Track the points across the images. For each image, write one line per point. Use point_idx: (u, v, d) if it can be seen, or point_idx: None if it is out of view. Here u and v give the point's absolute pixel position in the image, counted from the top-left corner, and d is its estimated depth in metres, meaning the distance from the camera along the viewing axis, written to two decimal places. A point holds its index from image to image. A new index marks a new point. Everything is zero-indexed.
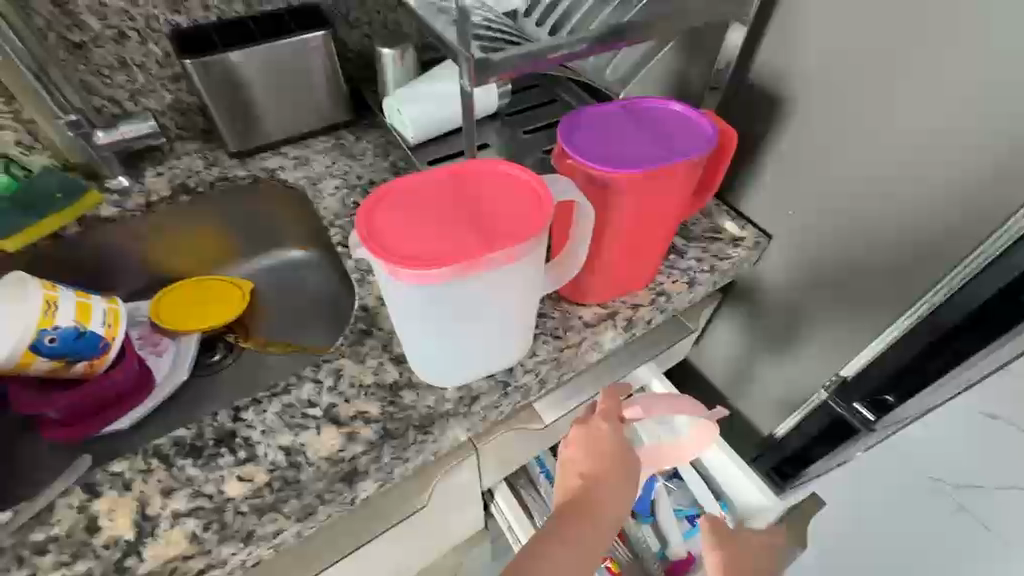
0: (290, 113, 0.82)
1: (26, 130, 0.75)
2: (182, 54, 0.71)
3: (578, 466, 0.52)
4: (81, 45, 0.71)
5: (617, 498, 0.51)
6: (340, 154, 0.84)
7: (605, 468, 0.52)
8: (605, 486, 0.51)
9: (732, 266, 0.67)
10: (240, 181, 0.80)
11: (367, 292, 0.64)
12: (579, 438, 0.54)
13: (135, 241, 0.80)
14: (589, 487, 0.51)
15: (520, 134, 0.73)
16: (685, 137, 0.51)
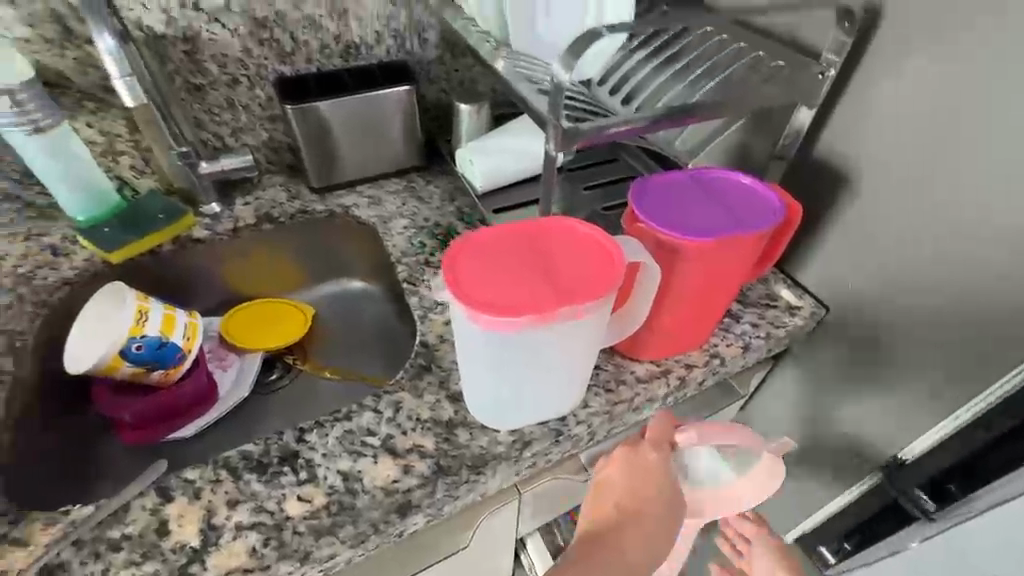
0: (370, 156, 0.88)
1: (140, 156, 0.84)
2: (285, 99, 0.80)
3: (615, 496, 0.51)
4: (200, 87, 0.80)
5: (646, 542, 0.50)
6: (410, 196, 0.90)
7: (641, 506, 0.51)
8: (638, 526, 0.50)
9: (788, 335, 0.68)
10: (317, 215, 0.86)
11: (428, 328, 0.68)
12: (622, 466, 0.52)
13: (219, 263, 0.86)
14: (622, 519, 0.50)
15: (580, 190, 0.76)
16: (752, 210, 0.53)
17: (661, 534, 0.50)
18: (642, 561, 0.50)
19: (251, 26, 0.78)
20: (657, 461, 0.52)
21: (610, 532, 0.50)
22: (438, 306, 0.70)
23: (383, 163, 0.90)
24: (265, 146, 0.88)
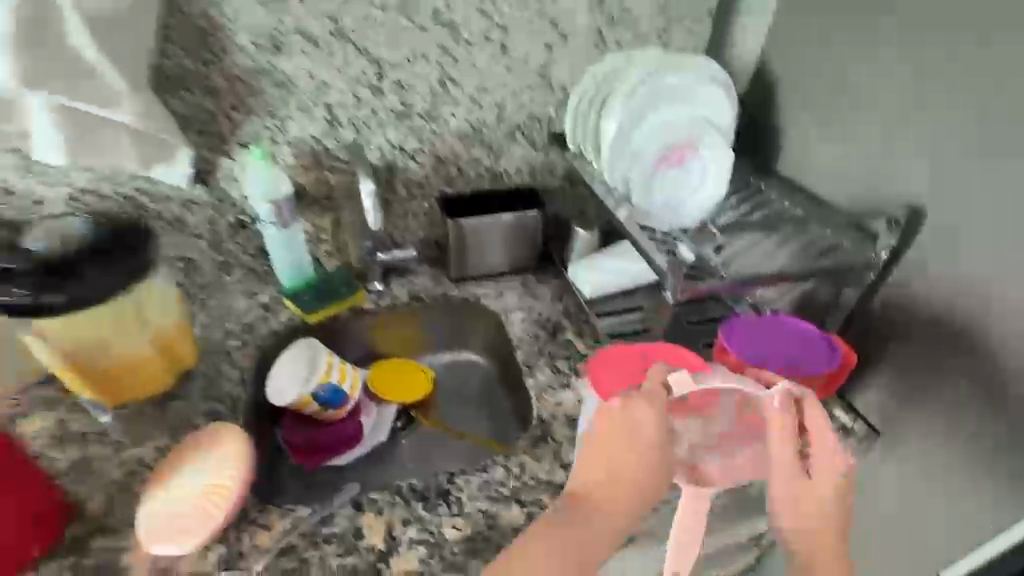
0: (499, 259, 1.10)
1: (331, 243, 1.07)
2: (447, 212, 1.05)
3: (617, 445, 0.62)
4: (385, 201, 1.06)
5: (644, 469, 0.62)
6: (525, 292, 1.10)
7: (644, 452, 0.62)
8: (637, 459, 0.62)
9: (842, 452, 0.82)
10: (453, 299, 1.09)
11: (542, 406, 0.87)
12: (613, 419, 0.63)
13: (373, 327, 1.09)
14: (621, 460, 0.62)
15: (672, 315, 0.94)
16: (812, 359, 0.71)
17: (658, 446, 0.62)
18: (651, 478, 0.63)
19: (433, 161, 1.03)
20: (654, 406, 0.62)
21: (610, 472, 0.63)
22: (552, 387, 0.90)
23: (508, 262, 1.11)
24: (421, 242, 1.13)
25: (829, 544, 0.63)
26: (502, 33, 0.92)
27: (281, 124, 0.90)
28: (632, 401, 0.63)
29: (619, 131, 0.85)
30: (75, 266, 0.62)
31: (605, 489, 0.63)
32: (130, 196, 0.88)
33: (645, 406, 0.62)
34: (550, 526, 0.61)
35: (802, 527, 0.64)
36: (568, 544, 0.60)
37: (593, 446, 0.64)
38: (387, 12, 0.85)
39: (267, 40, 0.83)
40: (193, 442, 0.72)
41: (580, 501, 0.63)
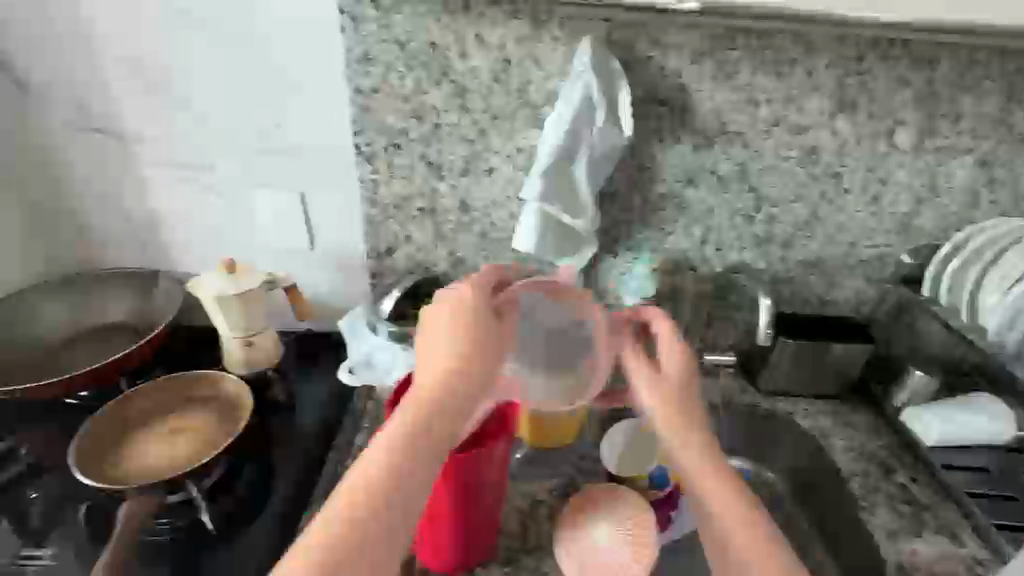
0: (818, 379, 1.13)
1: None
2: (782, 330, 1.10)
3: (444, 329, 0.68)
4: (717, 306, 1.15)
5: (485, 354, 0.67)
6: (840, 420, 1.11)
7: (485, 334, 0.68)
8: (476, 345, 0.67)
9: None
10: (763, 411, 1.13)
11: (894, 550, 0.88)
12: (456, 304, 0.70)
13: None
14: (468, 343, 0.66)
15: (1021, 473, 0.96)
16: None
17: (460, 333, 0.67)
18: (469, 358, 0.66)
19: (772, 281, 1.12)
20: (455, 294, 0.72)
21: (461, 353, 0.65)
22: (906, 533, 0.90)
23: (819, 386, 1.14)
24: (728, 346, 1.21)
25: (745, 506, 0.62)
26: (881, 186, 1.01)
27: (663, 238, 1.08)
28: (466, 296, 0.71)
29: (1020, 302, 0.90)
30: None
31: (451, 377, 0.63)
32: (534, 275, 1.12)
33: (489, 300, 0.72)
34: (422, 399, 0.61)
35: (692, 459, 0.67)
36: (441, 424, 0.61)
37: (448, 324, 0.68)
38: (787, 163, 0.99)
39: (685, 174, 1.01)
40: (592, 495, 0.84)
41: (431, 393, 0.62)
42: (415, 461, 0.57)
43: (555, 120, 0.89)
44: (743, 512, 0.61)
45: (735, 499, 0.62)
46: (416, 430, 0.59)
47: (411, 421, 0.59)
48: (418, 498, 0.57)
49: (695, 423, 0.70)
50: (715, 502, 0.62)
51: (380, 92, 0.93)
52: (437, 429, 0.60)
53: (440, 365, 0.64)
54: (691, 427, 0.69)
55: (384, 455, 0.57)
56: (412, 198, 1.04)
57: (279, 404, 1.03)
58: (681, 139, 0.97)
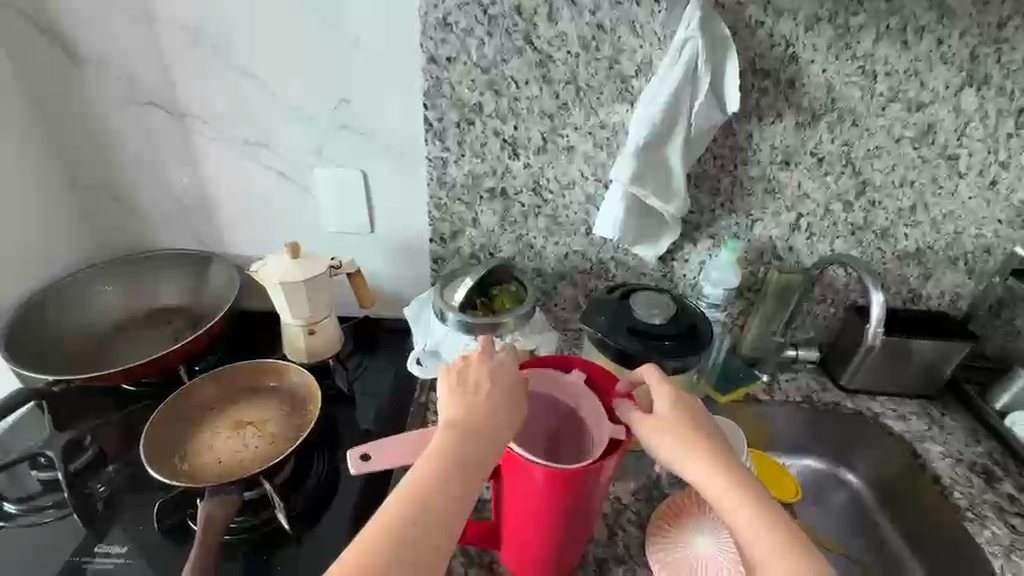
0: (906, 378, 1.07)
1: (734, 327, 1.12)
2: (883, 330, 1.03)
3: (461, 384, 0.63)
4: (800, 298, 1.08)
5: (504, 415, 0.61)
6: (932, 423, 1.04)
7: (504, 392, 0.63)
8: (490, 402, 0.61)
9: None
10: (846, 411, 1.06)
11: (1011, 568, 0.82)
12: (469, 363, 0.65)
13: (755, 424, 1.09)
14: (482, 402, 0.61)
15: None
16: None
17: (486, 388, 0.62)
18: (495, 414, 0.61)
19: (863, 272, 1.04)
20: (481, 351, 0.66)
21: (473, 411, 0.60)
22: (1018, 550, 0.85)
23: (907, 385, 1.07)
24: (807, 339, 1.13)
25: (786, 531, 0.56)
26: (1001, 170, 0.92)
27: (749, 225, 1.00)
28: (482, 352, 0.66)
29: None
30: (666, 342, 0.79)
31: (463, 439, 0.58)
32: (605, 261, 1.05)
33: (510, 361, 0.66)
34: (432, 459, 0.57)
35: (742, 504, 0.58)
36: (456, 488, 0.55)
37: (462, 383, 0.63)
38: (899, 143, 0.90)
39: (783, 155, 0.92)
40: (681, 505, 0.79)
41: (443, 447, 0.57)
42: (426, 529, 0.53)
43: (651, 95, 0.81)
44: (790, 540, 0.56)
45: (776, 528, 0.57)
46: (424, 494, 0.54)
47: (419, 481, 0.55)
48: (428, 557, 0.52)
49: (714, 443, 0.62)
50: (754, 536, 0.56)
51: (457, 61, 0.85)
52: (448, 493, 0.55)
53: (449, 425, 0.59)
54: (708, 448, 0.61)
55: (399, 508, 0.53)
56: (482, 178, 0.96)
57: (341, 395, 0.99)
58: (783, 116, 0.88)
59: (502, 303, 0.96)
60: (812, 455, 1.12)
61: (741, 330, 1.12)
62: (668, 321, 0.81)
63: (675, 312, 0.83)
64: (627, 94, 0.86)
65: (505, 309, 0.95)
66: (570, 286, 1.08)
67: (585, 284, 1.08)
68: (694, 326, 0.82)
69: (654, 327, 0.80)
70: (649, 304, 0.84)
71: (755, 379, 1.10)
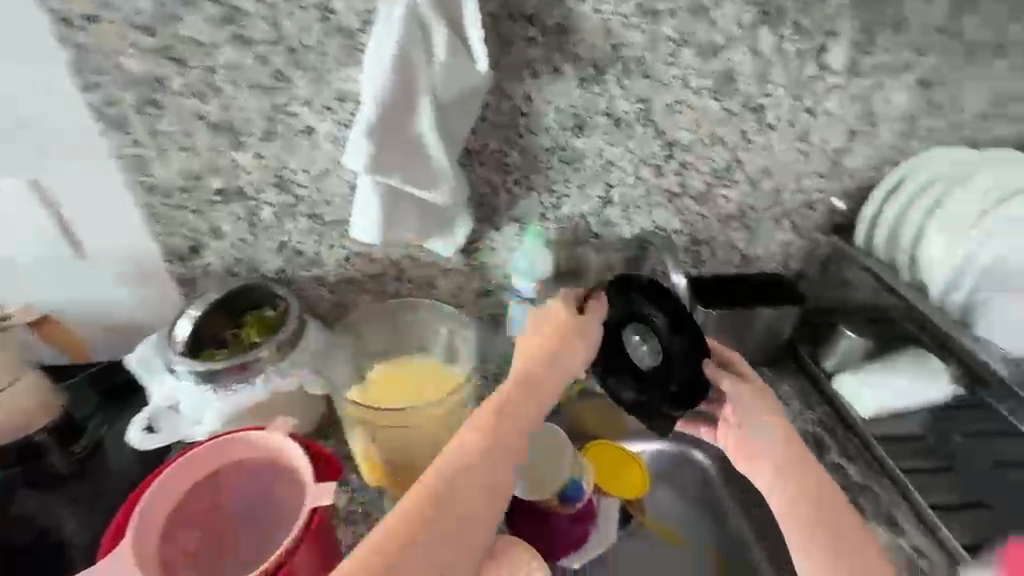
0: (744, 350, 0.99)
1: None
2: (700, 301, 0.92)
3: (524, 347, 0.63)
4: None
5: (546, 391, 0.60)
6: (770, 393, 0.98)
7: (546, 370, 0.61)
8: (548, 363, 0.61)
9: None
10: None
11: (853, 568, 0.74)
12: (537, 339, 0.62)
13: (595, 420, 0.99)
14: (540, 384, 0.60)
15: None
16: None
17: (549, 357, 0.61)
18: (541, 384, 0.60)
19: (689, 242, 0.92)
20: (550, 328, 0.63)
21: (519, 391, 0.58)
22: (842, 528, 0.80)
23: (747, 353, 0.99)
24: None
25: (819, 485, 0.60)
26: (811, 117, 0.82)
27: (554, 202, 0.85)
28: (553, 335, 0.62)
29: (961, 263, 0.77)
30: (670, 390, 0.64)
31: (511, 410, 0.57)
32: (398, 261, 0.88)
33: (581, 353, 0.63)
34: (462, 459, 0.53)
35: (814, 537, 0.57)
36: (495, 471, 0.54)
37: (528, 343, 0.63)
38: (699, 96, 0.77)
39: (573, 117, 0.77)
40: None
41: (489, 417, 0.56)
42: (460, 510, 0.50)
43: (374, 54, 0.62)
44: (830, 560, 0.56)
45: (806, 484, 0.60)
46: (453, 477, 0.51)
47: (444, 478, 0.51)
48: (448, 551, 0.49)
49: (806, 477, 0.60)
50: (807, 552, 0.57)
51: (103, 20, 0.63)
52: (470, 504, 0.51)
53: (496, 399, 0.57)
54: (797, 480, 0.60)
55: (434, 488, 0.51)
56: (205, 176, 0.75)
57: (57, 477, 0.76)
58: (562, 70, 0.73)
59: (250, 337, 0.76)
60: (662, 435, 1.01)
61: None
62: (631, 346, 0.67)
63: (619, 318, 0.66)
64: (358, 54, 0.67)
65: (249, 342, 0.75)
66: (364, 294, 0.89)
67: (376, 291, 0.89)
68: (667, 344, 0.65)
69: (626, 360, 0.66)
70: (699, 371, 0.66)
71: None
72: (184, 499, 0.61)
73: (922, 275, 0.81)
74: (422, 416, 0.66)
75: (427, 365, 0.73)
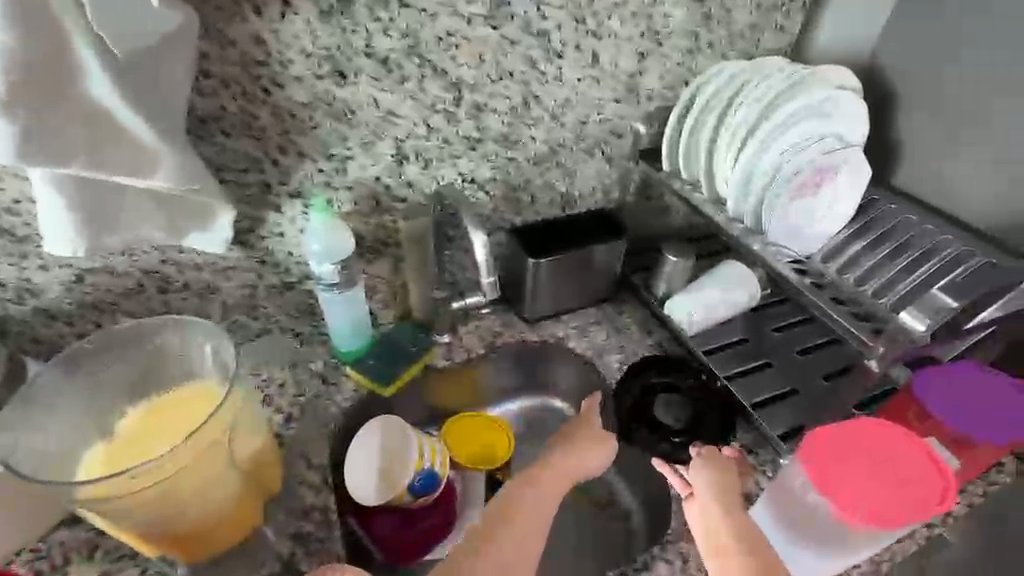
0: (579, 290, 0.93)
1: (393, 293, 0.88)
2: (526, 251, 0.87)
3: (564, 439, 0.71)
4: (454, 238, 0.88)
5: (561, 478, 0.66)
6: (610, 328, 0.95)
7: (572, 459, 0.68)
8: (575, 451, 0.69)
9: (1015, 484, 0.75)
10: (532, 344, 0.92)
11: None
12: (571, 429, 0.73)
13: (445, 394, 0.91)
14: (559, 467, 0.66)
15: (772, 331, 0.92)
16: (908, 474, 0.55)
17: (572, 446, 0.69)
18: (562, 473, 0.66)
19: (505, 189, 0.86)
20: (579, 429, 0.73)
21: (544, 475, 0.65)
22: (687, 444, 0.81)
23: (588, 295, 0.95)
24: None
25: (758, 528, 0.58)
26: (595, 40, 0.77)
27: (339, 167, 0.72)
28: (573, 437, 0.71)
29: (744, 168, 0.78)
30: (671, 440, 0.83)
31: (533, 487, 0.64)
32: (153, 268, 0.70)
33: (601, 450, 0.70)
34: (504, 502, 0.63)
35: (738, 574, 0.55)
36: (519, 545, 0.59)
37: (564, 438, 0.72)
38: (471, 25, 0.69)
39: (328, 61, 0.64)
40: None
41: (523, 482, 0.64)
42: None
43: None
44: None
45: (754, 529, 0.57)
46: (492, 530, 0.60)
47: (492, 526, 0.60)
48: None
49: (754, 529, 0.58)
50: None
51: None
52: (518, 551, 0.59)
53: (524, 476, 0.65)
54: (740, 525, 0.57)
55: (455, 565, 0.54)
56: None
57: None
58: (293, 2, 0.59)
59: None
60: (519, 393, 0.97)
61: (404, 295, 0.89)
62: (670, 404, 0.86)
63: (657, 383, 0.88)
64: None
65: None
66: (119, 317, 0.71)
67: (137, 310, 0.71)
68: (703, 403, 0.85)
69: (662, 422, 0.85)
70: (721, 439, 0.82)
71: (432, 346, 0.88)
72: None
73: (718, 189, 0.83)
74: (168, 472, 0.50)
75: (196, 395, 0.58)
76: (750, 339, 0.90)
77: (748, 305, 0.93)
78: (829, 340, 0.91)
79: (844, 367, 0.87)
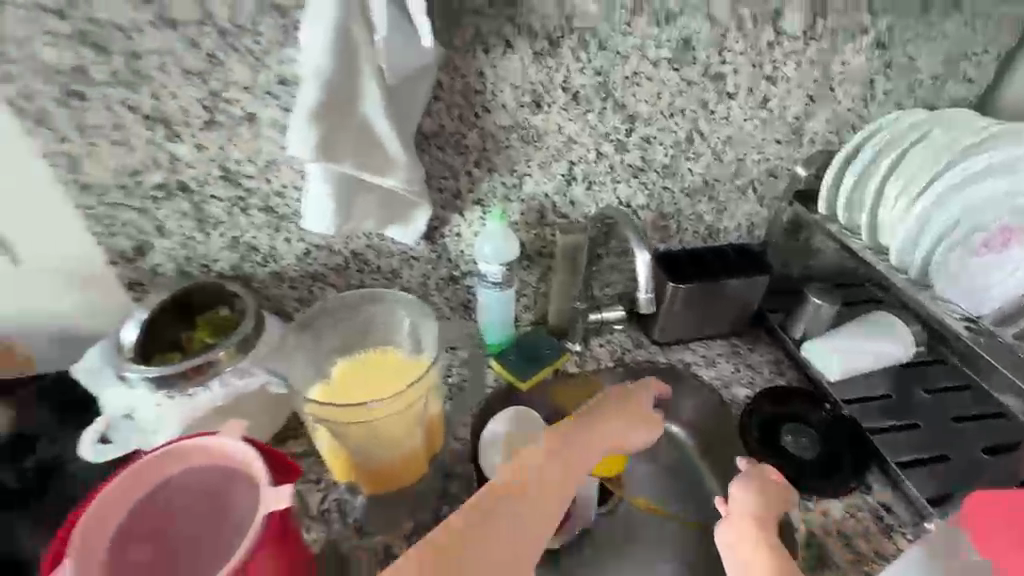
0: (714, 320, 0.96)
1: (537, 299, 0.97)
2: (667, 275, 0.91)
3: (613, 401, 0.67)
4: (599, 256, 0.95)
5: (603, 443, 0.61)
6: (741, 362, 0.96)
7: (616, 424, 0.64)
8: (614, 418, 0.64)
9: None
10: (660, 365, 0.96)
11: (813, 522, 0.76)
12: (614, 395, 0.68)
13: None
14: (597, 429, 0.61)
15: (922, 392, 0.87)
16: None
17: (620, 412, 0.65)
18: (605, 435, 0.62)
19: (656, 216, 0.91)
20: (628, 399, 0.68)
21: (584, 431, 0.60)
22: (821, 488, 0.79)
23: (720, 326, 0.97)
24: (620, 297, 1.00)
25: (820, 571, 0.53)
26: (769, 85, 0.81)
27: (517, 182, 0.83)
28: (616, 407, 0.65)
29: (921, 219, 0.76)
30: (805, 473, 0.80)
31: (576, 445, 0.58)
32: (358, 251, 0.85)
33: (645, 429, 0.66)
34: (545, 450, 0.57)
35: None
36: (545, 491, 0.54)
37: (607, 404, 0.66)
38: (657, 67, 0.76)
39: (530, 94, 0.75)
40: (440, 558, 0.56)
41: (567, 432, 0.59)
42: (494, 539, 0.50)
43: (310, 28, 0.58)
44: None
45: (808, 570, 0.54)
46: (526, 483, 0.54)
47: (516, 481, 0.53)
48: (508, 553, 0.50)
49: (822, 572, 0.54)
50: None
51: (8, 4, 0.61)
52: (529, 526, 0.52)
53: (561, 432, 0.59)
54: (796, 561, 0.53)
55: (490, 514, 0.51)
56: (144, 171, 0.73)
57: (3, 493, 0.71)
58: (514, 44, 0.71)
59: (203, 337, 0.74)
60: None
61: (546, 302, 0.98)
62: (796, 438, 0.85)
63: (779, 416, 0.87)
64: (294, 32, 0.64)
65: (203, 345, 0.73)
66: (326, 287, 0.87)
67: (339, 284, 0.87)
68: (837, 447, 0.83)
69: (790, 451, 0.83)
70: (850, 478, 0.80)
71: (564, 351, 0.95)
72: (124, 528, 0.52)
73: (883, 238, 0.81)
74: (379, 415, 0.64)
75: (395, 361, 0.71)
76: (896, 396, 0.87)
77: (897, 360, 0.89)
78: (991, 412, 0.84)
79: (1008, 443, 0.80)
